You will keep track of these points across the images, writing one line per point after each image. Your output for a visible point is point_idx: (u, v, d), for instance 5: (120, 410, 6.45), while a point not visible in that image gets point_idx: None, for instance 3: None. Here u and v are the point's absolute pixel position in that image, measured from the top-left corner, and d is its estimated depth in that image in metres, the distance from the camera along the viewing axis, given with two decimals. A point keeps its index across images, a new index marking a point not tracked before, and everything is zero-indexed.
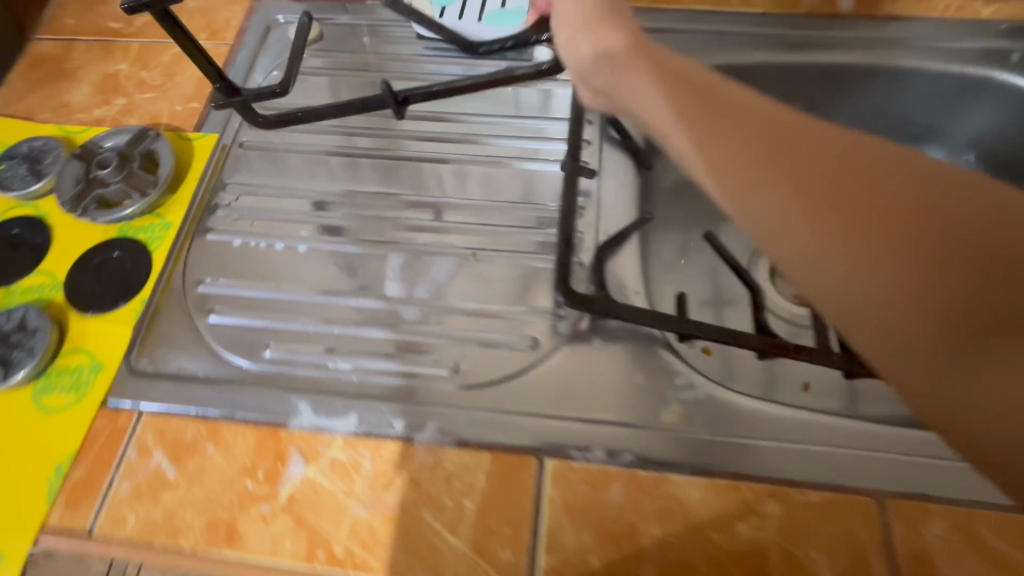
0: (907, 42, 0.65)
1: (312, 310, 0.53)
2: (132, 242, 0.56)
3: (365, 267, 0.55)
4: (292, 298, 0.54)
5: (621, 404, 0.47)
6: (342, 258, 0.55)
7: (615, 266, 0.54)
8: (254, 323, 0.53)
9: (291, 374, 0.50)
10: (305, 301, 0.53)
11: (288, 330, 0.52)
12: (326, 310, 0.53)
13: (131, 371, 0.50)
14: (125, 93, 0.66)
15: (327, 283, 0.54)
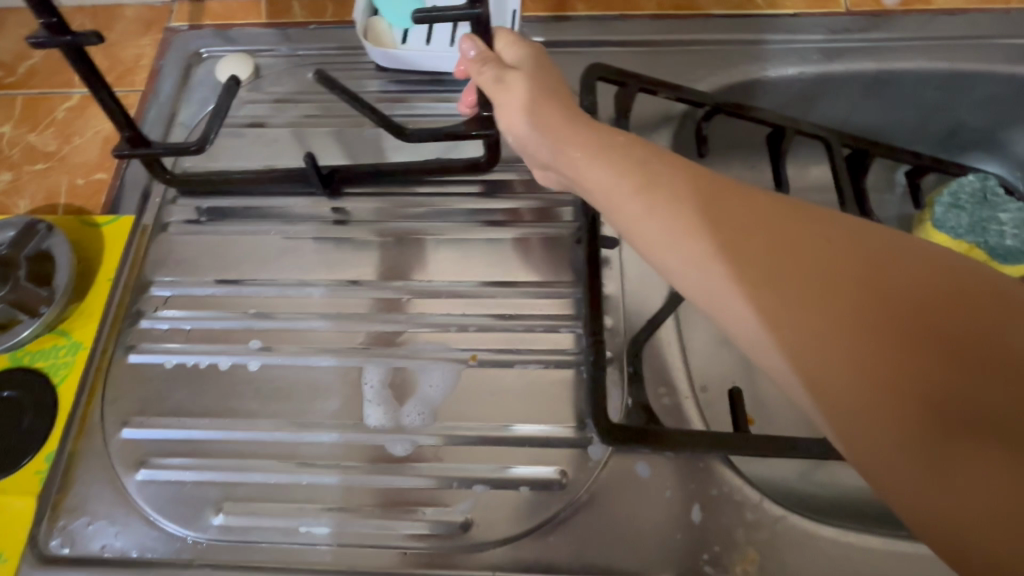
0: (961, 45, 0.55)
1: (274, 451, 0.41)
2: (29, 376, 0.43)
3: (338, 386, 0.43)
4: (247, 436, 0.42)
5: (681, 554, 0.38)
6: (309, 374, 0.44)
7: (653, 362, 0.44)
8: (197, 475, 0.41)
9: (253, 545, 0.38)
10: (263, 440, 0.42)
11: (243, 485, 0.40)
12: (292, 449, 0.41)
13: (40, 558, 0.39)
14: (9, 165, 0.52)
15: (291, 413, 0.43)
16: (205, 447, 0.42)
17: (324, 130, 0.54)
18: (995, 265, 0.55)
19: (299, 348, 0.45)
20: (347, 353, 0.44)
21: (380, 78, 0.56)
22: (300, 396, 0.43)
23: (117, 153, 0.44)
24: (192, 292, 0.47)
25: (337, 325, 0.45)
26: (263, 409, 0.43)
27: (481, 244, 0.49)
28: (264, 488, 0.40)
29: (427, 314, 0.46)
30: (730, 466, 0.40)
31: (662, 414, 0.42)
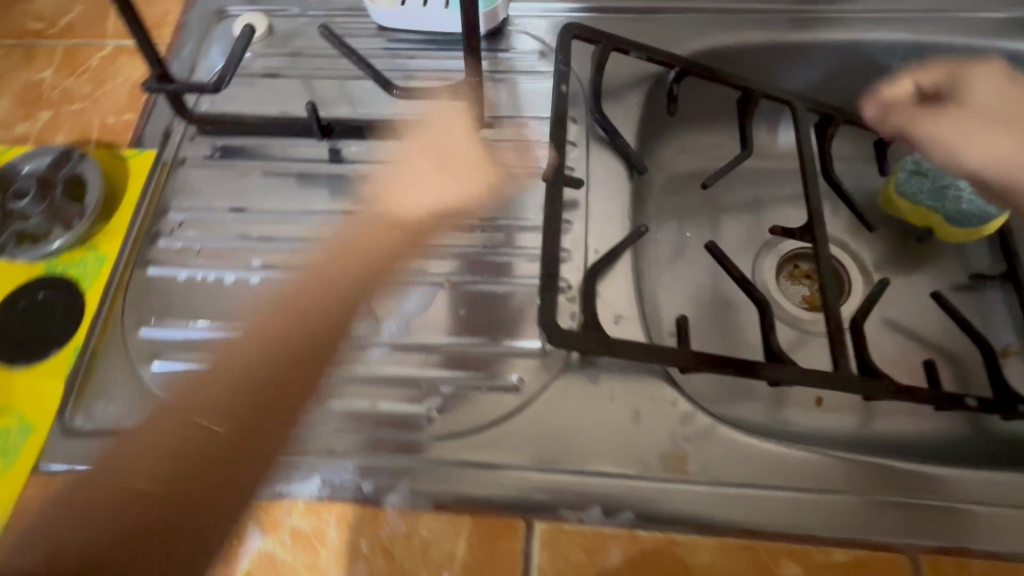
0: (922, 19, 0.59)
1: (276, 372, 0.46)
2: (62, 281, 0.50)
3: (342, 314, 0.48)
4: (255, 355, 0.46)
5: (619, 449, 0.42)
6: (320, 301, 0.48)
7: (606, 286, 0.49)
8: (210, 401, 0.45)
9: (253, 461, 0.42)
10: (273, 357, 0.46)
11: (256, 401, 0.45)
12: (294, 368, 0.46)
13: (66, 432, 0.45)
14: (49, 104, 0.59)
15: (298, 337, 0.47)
16: (220, 368, 0.46)
17: (329, 82, 0.60)
18: (948, 227, 0.60)
19: (309, 280, 0.50)
20: (349, 282, 0.49)
21: (380, 37, 0.61)
22: (306, 320, 0.48)
23: (150, 88, 0.52)
24: (205, 217, 0.53)
25: (343, 258, 0.50)
26: (275, 335, 0.48)
27: (469, 195, 0.53)
28: (272, 398, 0.45)
29: (416, 259, 0.51)
30: (669, 381, 0.44)
31: (609, 330, 0.47)
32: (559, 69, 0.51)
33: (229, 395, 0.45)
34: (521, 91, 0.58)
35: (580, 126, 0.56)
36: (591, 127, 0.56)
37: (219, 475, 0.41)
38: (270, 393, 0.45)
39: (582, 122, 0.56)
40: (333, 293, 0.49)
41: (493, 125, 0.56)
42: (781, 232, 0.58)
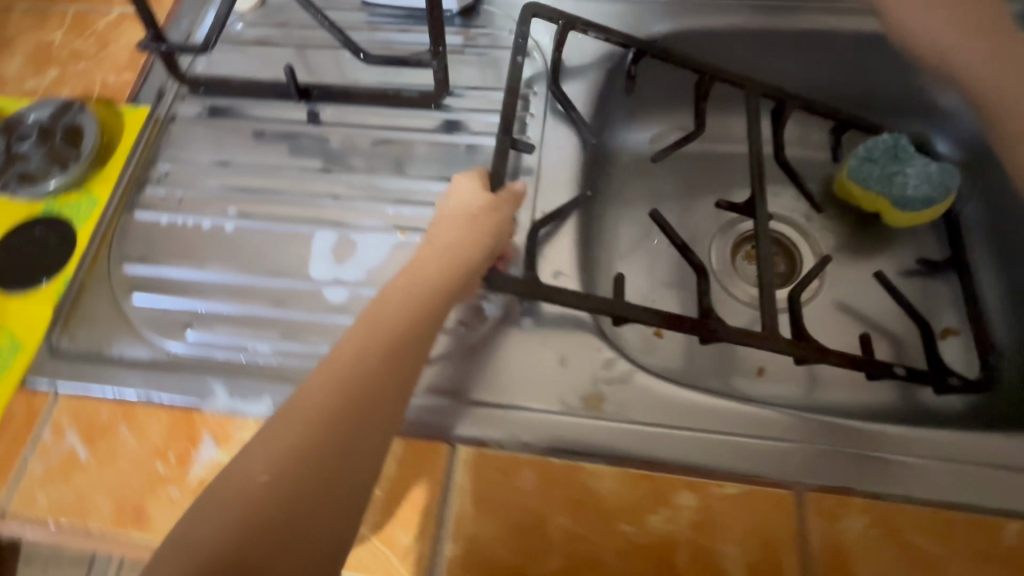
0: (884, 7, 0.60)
1: (321, 417, 0.37)
2: (57, 219, 0.55)
3: (412, 331, 0.41)
4: (347, 388, 0.38)
5: (543, 389, 0.45)
6: (380, 329, 0.41)
7: (549, 244, 0.53)
8: (307, 433, 0.36)
9: (372, 437, 0.38)
10: (358, 394, 0.38)
11: (340, 433, 0.37)
12: (398, 379, 0.40)
13: (52, 351, 0.49)
14: (58, 63, 0.64)
15: (354, 371, 0.38)
16: (301, 413, 0.37)
17: (313, 51, 0.64)
18: (893, 212, 0.61)
19: (384, 306, 0.42)
20: (425, 297, 0.43)
21: (363, 12, 0.65)
22: (399, 336, 0.41)
23: (144, 45, 0.57)
24: (192, 169, 0.58)
25: (402, 287, 0.43)
26: (336, 383, 0.38)
27: (466, 228, 0.46)
28: (368, 423, 0.38)
29: (439, 299, 0.43)
30: (598, 332, 0.48)
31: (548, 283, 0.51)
32: (516, 42, 0.55)
33: (332, 425, 0.36)
34: (489, 65, 0.62)
35: (540, 99, 0.59)
36: (550, 100, 0.59)
37: (330, 480, 0.35)
38: (374, 417, 0.38)
39: (543, 95, 0.59)
40: (416, 308, 0.42)
41: (460, 96, 0.60)
42: (728, 206, 0.61)
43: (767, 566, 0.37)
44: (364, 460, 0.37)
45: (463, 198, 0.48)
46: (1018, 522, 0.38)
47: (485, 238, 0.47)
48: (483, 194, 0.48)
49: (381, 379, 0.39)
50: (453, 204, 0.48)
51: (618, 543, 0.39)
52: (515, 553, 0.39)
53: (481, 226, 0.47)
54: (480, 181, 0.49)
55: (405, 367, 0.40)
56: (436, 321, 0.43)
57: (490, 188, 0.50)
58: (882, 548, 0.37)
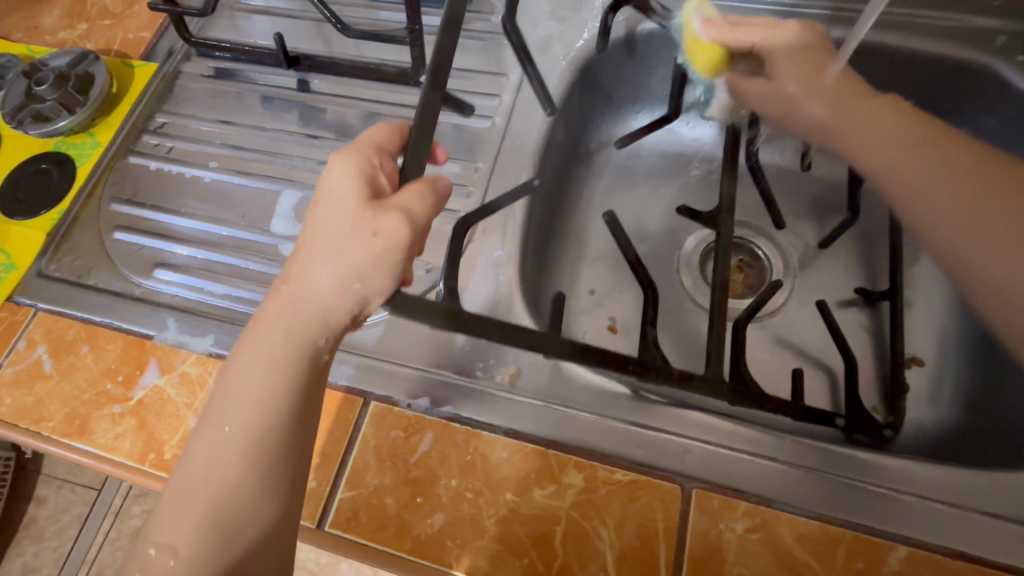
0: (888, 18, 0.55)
1: (193, 532, 0.34)
2: (62, 158, 0.60)
3: (275, 410, 0.35)
4: (214, 496, 0.35)
5: (460, 357, 0.47)
6: (239, 415, 0.35)
7: (494, 229, 0.54)
8: (181, 567, 0.33)
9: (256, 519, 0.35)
10: (224, 504, 0.34)
11: (218, 549, 0.34)
12: (268, 460, 0.35)
13: (40, 273, 0.55)
14: (87, 19, 0.70)
15: (218, 471, 0.35)
16: (170, 529, 0.34)
17: (312, 23, 0.67)
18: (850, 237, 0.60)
19: (238, 385, 0.36)
20: (288, 363, 0.36)
21: None
22: (260, 417, 0.35)
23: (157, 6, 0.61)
24: (187, 124, 0.63)
25: (260, 354, 0.36)
26: (201, 493, 0.35)
27: (341, 268, 0.35)
28: (250, 522, 0.35)
29: (303, 357, 0.36)
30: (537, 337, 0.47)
31: (496, 287, 0.51)
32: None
33: (206, 542, 0.34)
34: (470, 47, 0.63)
35: (503, 108, 0.60)
36: (520, 98, 0.60)
37: None
38: (254, 510, 0.35)
39: (507, 105, 0.60)
40: (277, 387, 0.36)
41: None
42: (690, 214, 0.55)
43: (638, 552, 0.38)
44: (258, 551, 0.35)
45: (331, 221, 0.37)
46: (906, 547, 0.37)
47: (364, 277, 0.36)
48: (359, 214, 0.36)
49: (244, 475, 0.35)
50: (320, 231, 0.37)
51: (499, 511, 0.40)
52: (401, 505, 0.41)
53: (360, 262, 0.35)
54: (356, 198, 0.37)
55: (268, 447, 0.35)
56: (309, 381, 0.37)
57: (372, 195, 0.38)
58: (757, 555, 0.37)
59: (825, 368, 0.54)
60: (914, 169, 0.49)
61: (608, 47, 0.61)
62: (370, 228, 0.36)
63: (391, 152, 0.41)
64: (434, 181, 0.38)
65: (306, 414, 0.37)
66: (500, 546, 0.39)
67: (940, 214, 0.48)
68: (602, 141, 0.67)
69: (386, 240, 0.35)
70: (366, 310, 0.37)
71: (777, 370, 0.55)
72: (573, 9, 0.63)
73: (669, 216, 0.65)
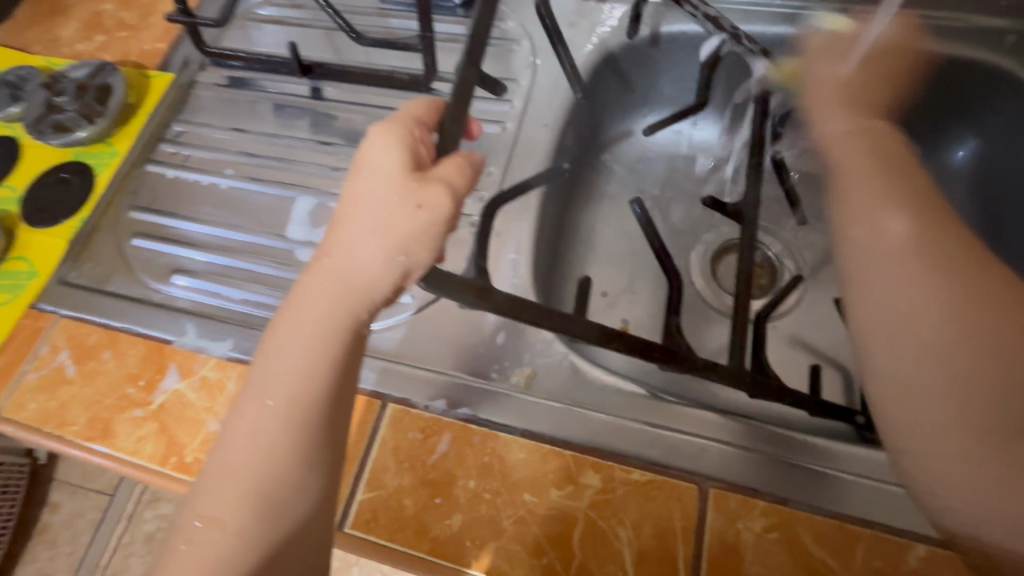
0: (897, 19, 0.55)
1: (241, 508, 0.34)
2: (82, 167, 0.61)
3: (320, 381, 0.35)
4: (257, 470, 0.34)
5: (477, 359, 0.48)
6: (283, 388, 0.35)
7: (506, 233, 0.55)
8: (227, 540, 0.33)
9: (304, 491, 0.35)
10: (270, 475, 0.34)
11: (266, 522, 0.34)
12: (313, 433, 0.35)
13: (61, 281, 0.56)
14: (104, 31, 0.71)
15: (263, 444, 0.34)
16: (218, 502, 0.34)
17: (324, 31, 0.68)
18: None
19: (280, 357, 0.35)
20: (330, 336, 0.35)
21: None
22: (305, 390, 0.35)
23: (174, 17, 0.63)
24: (203, 133, 0.64)
25: (303, 326, 0.36)
26: (247, 467, 0.34)
27: (385, 239, 0.35)
28: (294, 495, 0.34)
29: (347, 328, 0.36)
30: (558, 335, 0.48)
31: (510, 290, 0.52)
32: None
33: (254, 515, 0.33)
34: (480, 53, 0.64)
35: (514, 113, 0.60)
36: (531, 103, 0.61)
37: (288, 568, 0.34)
38: (301, 484, 0.34)
39: (518, 109, 0.61)
40: (321, 357, 0.35)
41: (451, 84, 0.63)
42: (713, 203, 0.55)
43: (657, 551, 0.38)
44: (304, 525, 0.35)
45: (372, 192, 0.36)
46: (926, 545, 0.37)
47: (408, 249, 0.35)
48: (403, 184, 0.36)
49: (292, 447, 0.34)
50: (361, 203, 0.36)
51: (518, 511, 0.40)
52: (420, 507, 0.41)
53: (404, 234, 0.35)
54: (398, 168, 0.36)
55: (313, 421, 0.35)
56: (352, 355, 0.36)
57: (415, 166, 0.37)
58: (776, 555, 0.37)
59: (840, 368, 0.54)
60: (910, 292, 0.37)
61: (616, 51, 0.62)
62: (414, 199, 0.35)
63: (429, 126, 0.40)
64: (472, 156, 0.38)
65: (347, 388, 0.36)
66: (518, 546, 0.39)
67: (910, 352, 0.35)
68: (611, 144, 0.68)
69: (430, 213, 0.35)
70: (408, 283, 0.36)
71: (792, 370, 0.55)
72: (581, 14, 0.63)
73: (680, 218, 0.65)
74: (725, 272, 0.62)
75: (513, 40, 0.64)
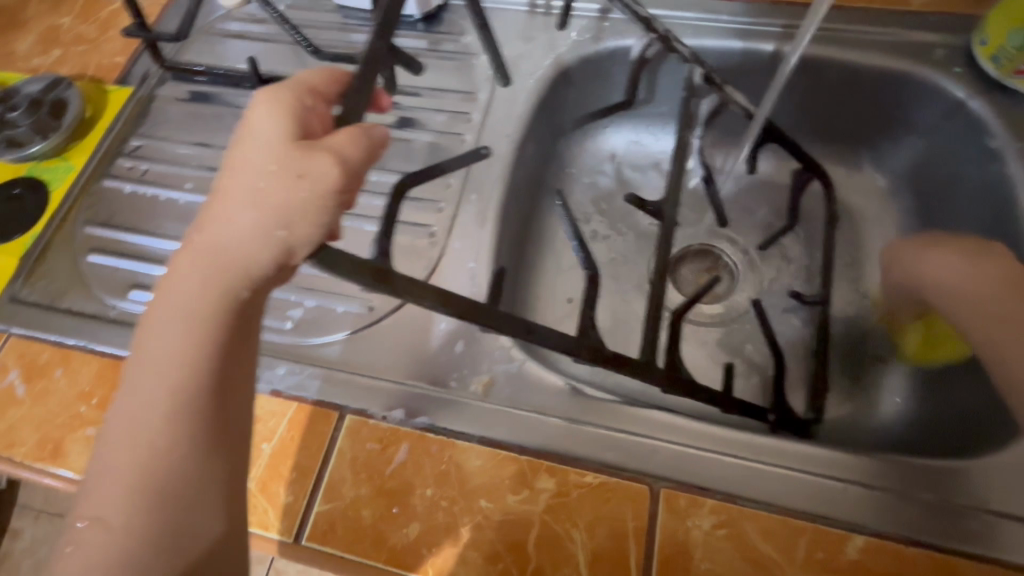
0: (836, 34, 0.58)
1: (128, 504, 0.33)
2: (36, 183, 0.61)
3: (201, 364, 0.34)
4: (142, 461, 0.33)
5: (435, 369, 0.48)
6: (162, 374, 0.34)
7: (467, 243, 0.56)
8: (115, 540, 0.32)
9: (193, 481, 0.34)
10: (157, 465, 0.33)
11: (155, 515, 0.33)
12: (196, 418, 0.34)
13: (12, 298, 0.55)
14: (62, 44, 0.70)
15: (144, 434, 0.34)
16: (103, 498, 0.33)
17: (286, 46, 0.69)
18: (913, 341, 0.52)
19: (159, 341, 0.35)
20: (210, 317, 0.34)
21: (338, 14, 0.70)
22: (188, 376, 0.34)
23: (132, 32, 0.64)
24: (162, 147, 0.63)
25: (179, 308, 0.35)
26: (130, 457, 0.33)
27: (262, 210, 0.33)
28: (184, 486, 0.34)
29: (226, 308, 0.35)
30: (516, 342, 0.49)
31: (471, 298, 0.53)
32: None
33: (140, 510, 0.33)
34: (441, 67, 0.65)
35: (475, 125, 0.61)
36: (490, 115, 0.62)
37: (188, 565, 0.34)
38: (191, 472, 0.34)
39: (478, 122, 0.62)
40: (201, 338, 0.35)
41: (413, 98, 0.64)
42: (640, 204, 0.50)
43: (610, 552, 0.39)
44: (199, 518, 0.34)
45: (251, 162, 0.34)
46: (864, 536, 0.39)
47: (288, 223, 0.33)
48: (285, 154, 0.34)
49: (176, 436, 0.34)
50: (239, 175, 0.34)
51: (474, 518, 0.41)
52: (377, 517, 0.41)
53: (284, 206, 0.33)
54: (281, 138, 0.34)
55: (197, 406, 0.34)
56: (235, 333, 0.35)
57: (300, 135, 0.35)
58: (724, 551, 0.38)
59: (760, 369, 0.57)
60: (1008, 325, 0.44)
61: (572, 64, 0.64)
62: (296, 169, 0.33)
63: (325, 97, 0.38)
64: (370, 129, 0.35)
65: (233, 369, 0.36)
66: (475, 552, 0.40)
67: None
68: (571, 155, 0.70)
69: (314, 184, 0.33)
70: (292, 260, 0.34)
71: (715, 368, 0.58)
72: (539, 29, 0.65)
73: (640, 225, 0.67)
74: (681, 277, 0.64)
75: (473, 54, 0.66)
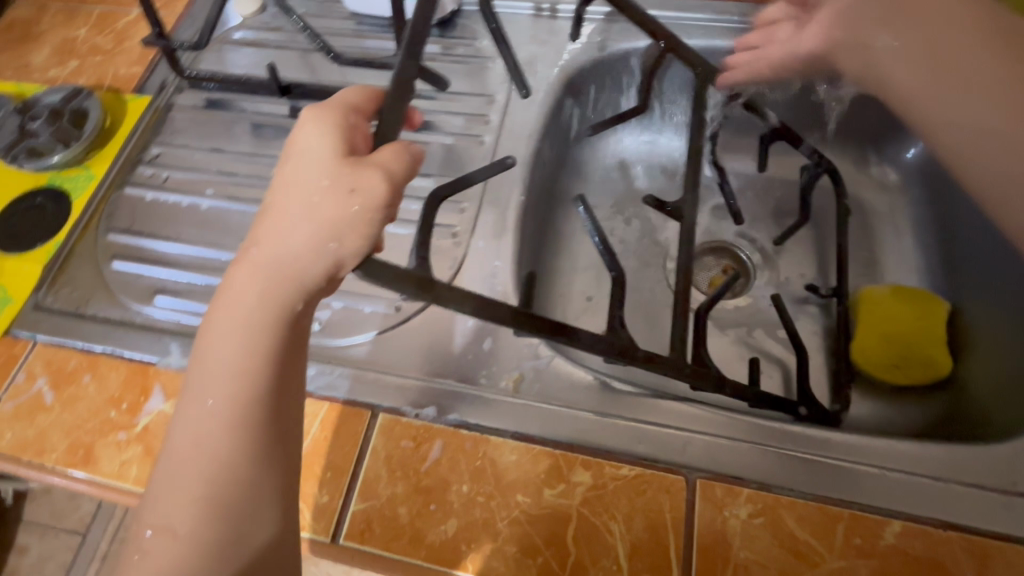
0: None
1: (191, 513, 0.34)
2: (57, 192, 0.61)
3: (256, 376, 0.35)
4: (203, 471, 0.34)
5: (463, 366, 0.48)
6: (220, 386, 0.35)
7: (489, 241, 0.56)
8: (181, 547, 0.33)
9: (252, 491, 0.34)
10: (218, 475, 0.34)
11: (218, 524, 0.34)
12: (254, 429, 0.35)
13: (37, 306, 0.55)
14: (78, 56, 0.71)
15: (204, 444, 0.34)
16: (168, 506, 0.34)
17: (302, 53, 0.70)
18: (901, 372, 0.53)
19: (216, 353, 0.35)
20: (265, 329, 0.35)
21: (352, 21, 0.70)
22: (243, 386, 0.35)
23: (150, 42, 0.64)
24: (183, 154, 0.64)
25: (235, 320, 0.35)
26: (192, 466, 0.34)
27: (315, 225, 0.34)
28: (244, 495, 0.34)
29: (281, 320, 0.35)
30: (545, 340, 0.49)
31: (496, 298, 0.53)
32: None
33: (202, 518, 0.33)
34: (458, 70, 0.66)
35: (492, 127, 0.62)
36: (507, 117, 0.63)
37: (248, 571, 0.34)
38: (250, 482, 0.34)
39: (495, 125, 0.62)
40: (256, 350, 0.35)
41: (429, 102, 0.65)
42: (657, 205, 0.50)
43: (649, 543, 0.39)
44: (257, 525, 0.34)
45: (304, 180, 0.35)
46: (900, 521, 0.39)
47: (339, 236, 0.34)
48: (335, 170, 0.35)
49: (236, 445, 0.34)
50: (292, 192, 0.35)
51: (512, 513, 0.41)
52: (414, 514, 0.42)
53: (336, 220, 0.34)
54: (329, 154, 0.35)
55: (254, 417, 0.35)
56: (289, 343, 0.36)
57: (348, 153, 0.36)
58: (761, 538, 0.39)
59: (783, 363, 0.58)
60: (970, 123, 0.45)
61: (587, 66, 0.64)
62: (346, 185, 0.34)
63: (366, 114, 0.39)
64: (410, 146, 0.36)
65: (288, 379, 0.36)
66: (515, 547, 0.40)
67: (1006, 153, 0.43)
68: (585, 156, 0.71)
69: (363, 198, 0.34)
70: (343, 271, 0.34)
71: (738, 364, 0.58)
72: (552, 32, 0.66)
73: (656, 222, 0.67)
74: (699, 273, 0.65)
75: (487, 58, 0.67)
